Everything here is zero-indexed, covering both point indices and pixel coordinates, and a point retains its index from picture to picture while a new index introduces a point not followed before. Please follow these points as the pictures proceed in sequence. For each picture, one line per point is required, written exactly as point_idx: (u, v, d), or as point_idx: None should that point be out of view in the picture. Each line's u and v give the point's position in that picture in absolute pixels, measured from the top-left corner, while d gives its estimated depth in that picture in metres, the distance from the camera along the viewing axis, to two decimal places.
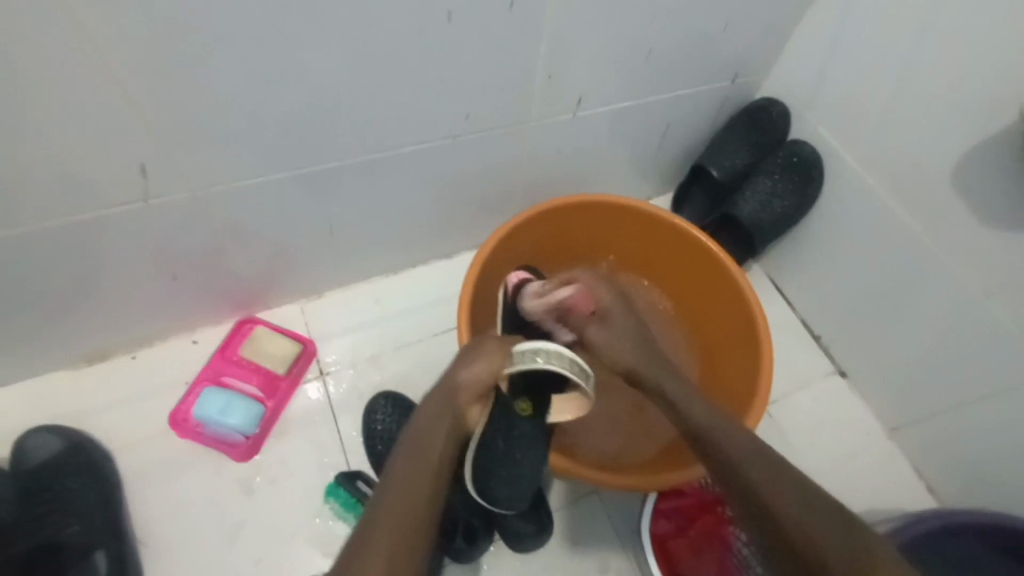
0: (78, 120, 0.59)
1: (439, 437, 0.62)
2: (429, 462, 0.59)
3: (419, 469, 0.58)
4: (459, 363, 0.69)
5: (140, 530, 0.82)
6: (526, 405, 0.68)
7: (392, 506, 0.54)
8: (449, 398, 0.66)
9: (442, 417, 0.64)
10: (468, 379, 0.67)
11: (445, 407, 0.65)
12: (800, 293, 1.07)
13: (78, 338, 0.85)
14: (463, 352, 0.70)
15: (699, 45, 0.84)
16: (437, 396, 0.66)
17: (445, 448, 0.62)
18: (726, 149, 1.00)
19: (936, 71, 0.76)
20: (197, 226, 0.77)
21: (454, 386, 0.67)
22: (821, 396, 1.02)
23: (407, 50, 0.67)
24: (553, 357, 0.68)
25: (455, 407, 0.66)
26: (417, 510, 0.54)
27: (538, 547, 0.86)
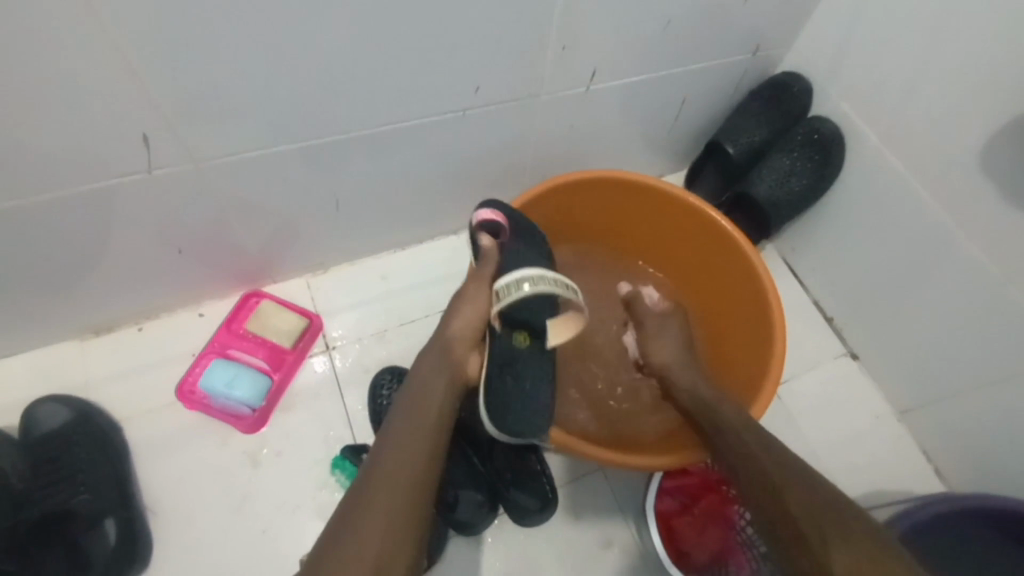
0: (77, 88, 0.57)
1: (437, 383, 0.65)
2: (427, 408, 0.62)
3: (419, 418, 0.60)
4: (448, 316, 0.73)
5: (148, 499, 0.83)
6: (525, 333, 0.74)
7: (397, 450, 0.56)
8: (444, 351, 0.70)
9: (437, 366, 0.67)
10: (457, 328, 0.72)
11: (440, 360, 0.69)
12: (813, 274, 1.05)
13: (85, 309, 0.85)
14: (450, 306, 0.75)
15: (720, 16, 0.81)
16: (433, 352, 0.70)
17: (443, 392, 0.65)
18: (743, 125, 0.96)
19: (969, 46, 0.72)
20: (202, 198, 0.75)
21: (447, 339, 0.71)
22: (831, 379, 1.01)
23: (415, 17, 0.64)
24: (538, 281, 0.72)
25: (450, 357, 0.69)
26: (421, 450, 0.57)
27: (541, 523, 0.87)
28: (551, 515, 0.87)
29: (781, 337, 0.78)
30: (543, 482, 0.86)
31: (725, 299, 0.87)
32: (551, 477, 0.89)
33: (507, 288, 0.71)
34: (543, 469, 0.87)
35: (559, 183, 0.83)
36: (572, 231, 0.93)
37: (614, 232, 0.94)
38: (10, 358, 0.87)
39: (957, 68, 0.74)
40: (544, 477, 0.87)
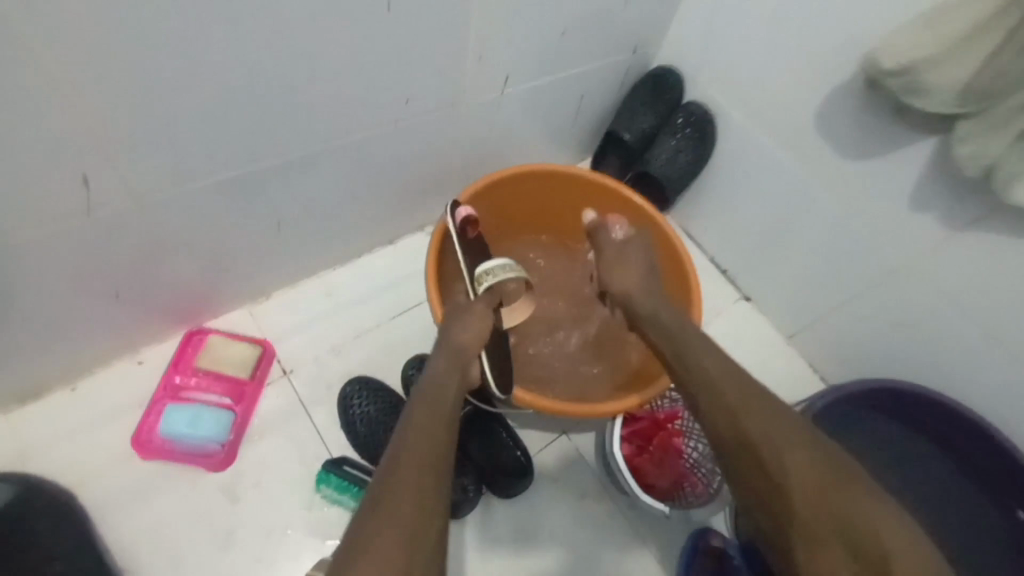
0: (8, 131, 0.55)
1: (450, 392, 0.68)
2: (444, 414, 0.64)
3: (437, 418, 0.63)
4: (453, 328, 0.77)
5: (122, 560, 0.79)
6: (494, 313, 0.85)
7: (409, 442, 0.58)
8: (455, 358, 0.73)
9: (450, 372, 0.71)
10: (465, 340, 0.75)
11: (453, 363, 0.72)
12: (706, 235, 1.23)
13: (10, 375, 0.78)
14: (454, 317, 0.78)
15: (604, 21, 0.94)
16: (442, 358, 0.73)
17: (455, 400, 0.68)
18: (633, 114, 1.12)
19: (794, 34, 0.91)
20: (139, 235, 0.73)
21: (455, 348, 0.74)
22: (733, 319, 1.19)
23: (347, 40, 0.69)
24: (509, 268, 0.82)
25: (461, 364, 0.73)
26: (434, 444, 0.59)
27: (523, 490, 0.94)
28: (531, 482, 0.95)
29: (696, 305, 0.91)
30: (517, 451, 0.93)
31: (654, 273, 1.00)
32: (524, 446, 0.96)
33: (489, 272, 0.81)
34: (514, 441, 0.94)
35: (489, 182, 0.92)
36: (508, 223, 1.02)
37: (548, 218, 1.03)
38: None
39: (787, 51, 0.93)
40: (517, 448, 0.94)
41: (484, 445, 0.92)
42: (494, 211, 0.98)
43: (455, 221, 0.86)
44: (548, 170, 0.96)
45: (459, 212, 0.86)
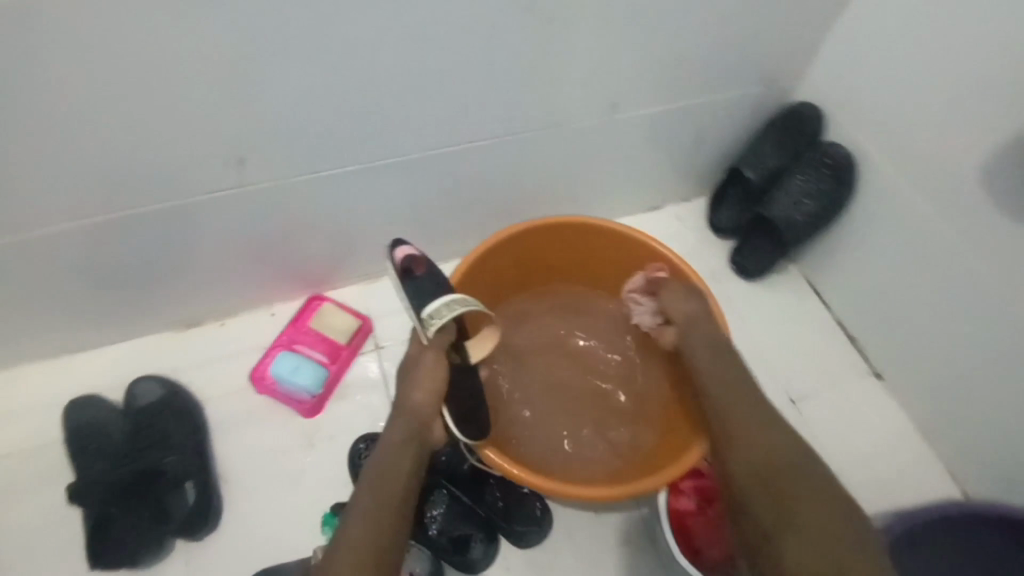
0: (187, 119, 0.73)
1: (405, 459, 0.75)
2: (393, 486, 0.71)
3: (386, 492, 0.70)
4: (408, 389, 0.81)
5: (220, 471, 0.96)
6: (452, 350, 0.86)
7: (358, 532, 0.65)
8: (413, 420, 0.79)
9: (406, 439, 0.77)
10: (418, 401, 0.80)
11: (411, 430, 0.78)
12: (834, 295, 1.09)
13: (181, 305, 1.01)
14: (407, 378, 0.82)
15: (729, 53, 0.90)
16: (397, 422, 0.79)
17: (410, 467, 0.75)
18: (760, 152, 1.04)
19: (967, 75, 0.78)
20: (277, 211, 0.90)
21: (412, 410, 0.80)
22: (852, 396, 1.04)
23: (456, 63, 0.77)
24: (455, 303, 0.78)
25: (417, 427, 0.79)
26: (379, 527, 0.66)
27: (538, 541, 0.94)
28: (548, 532, 0.95)
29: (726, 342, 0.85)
30: (530, 498, 0.94)
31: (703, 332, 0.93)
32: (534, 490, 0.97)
33: (433, 315, 0.78)
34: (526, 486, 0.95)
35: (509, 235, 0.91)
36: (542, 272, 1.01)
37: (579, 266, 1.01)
38: (115, 345, 1.03)
39: (957, 94, 0.80)
40: (529, 495, 0.94)
41: (495, 492, 0.93)
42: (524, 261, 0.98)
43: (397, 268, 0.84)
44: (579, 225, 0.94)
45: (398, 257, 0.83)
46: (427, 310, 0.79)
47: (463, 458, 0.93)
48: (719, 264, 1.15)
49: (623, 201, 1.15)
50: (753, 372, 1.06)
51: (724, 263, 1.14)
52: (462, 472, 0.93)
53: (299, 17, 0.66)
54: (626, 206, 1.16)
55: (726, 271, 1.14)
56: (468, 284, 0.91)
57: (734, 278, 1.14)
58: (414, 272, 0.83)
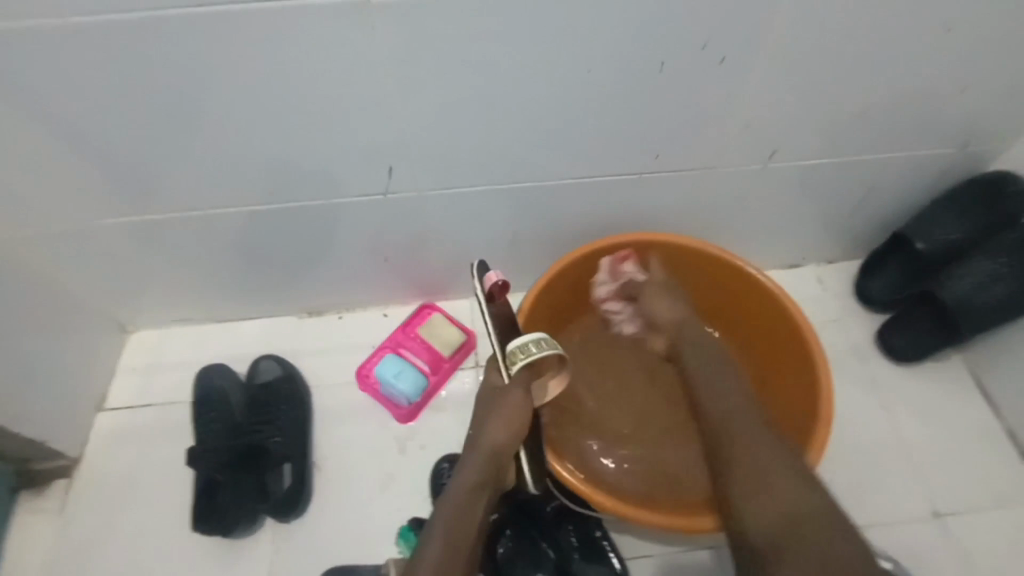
0: (351, 126, 0.76)
1: (479, 505, 0.69)
2: (464, 535, 0.65)
3: (455, 540, 0.64)
4: (489, 426, 0.75)
5: (316, 457, 1.00)
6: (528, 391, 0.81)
7: None
8: (490, 462, 0.73)
9: (482, 483, 0.71)
10: (496, 443, 0.74)
11: (484, 473, 0.71)
12: (1010, 399, 0.93)
13: (308, 294, 1.07)
14: (488, 412, 0.76)
15: (922, 109, 0.79)
16: (473, 460, 0.73)
17: (482, 515, 0.69)
18: (939, 221, 0.91)
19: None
20: (412, 221, 0.93)
21: (491, 452, 0.73)
22: (1019, 524, 0.88)
23: (616, 95, 0.75)
24: (543, 343, 0.78)
25: (492, 470, 0.72)
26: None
27: None
28: None
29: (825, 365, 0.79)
30: (611, 557, 0.87)
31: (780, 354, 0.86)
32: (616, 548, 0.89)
33: (520, 350, 0.77)
34: (607, 541, 0.88)
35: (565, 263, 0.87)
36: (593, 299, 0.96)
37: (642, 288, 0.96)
38: (246, 321, 1.12)
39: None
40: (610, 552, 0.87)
41: (573, 542, 0.87)
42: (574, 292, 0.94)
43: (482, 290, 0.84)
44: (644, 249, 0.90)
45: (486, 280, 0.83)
46: (514, 344, 0.78)
47: (546, 499, 0.90)
48: (864, 340, 1.02)
49: (760, 253, 1.06)
50: (895, 472, 0.92)
51: (871, 339, 1.01)
52: (544, 514, 0.89)
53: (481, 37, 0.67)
54: (762, 259, 1.07)
55: (873, 349, 1.01)
56: (530, 318, 0.88)
57: (881, 359, 1.00)
58: (495, 300, 0.85)
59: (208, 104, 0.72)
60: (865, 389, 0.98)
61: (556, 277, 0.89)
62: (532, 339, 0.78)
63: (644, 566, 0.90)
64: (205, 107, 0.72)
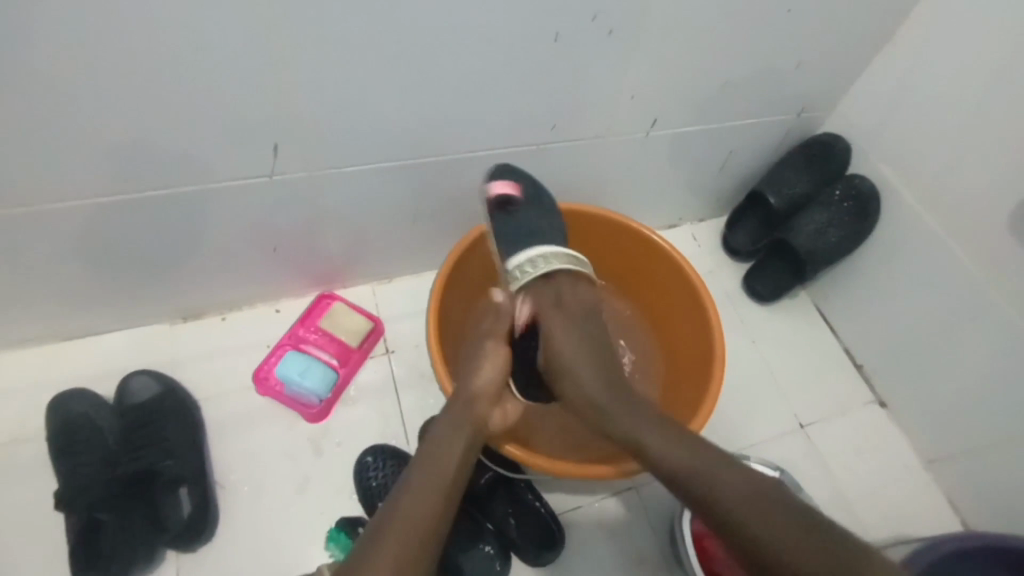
0: (225, 102, 0.67)
1: (456, 447, 0.65)
2: (440, 473, 0.62)
3: (433, 479, 0.61)
4: (471, 370, 0.74)
5: (217, 474, 0.90)
6: (532, 307, 0.83)
7: (409, 509, 0.58)
8: (468, 406, 0.70)
9: (460, 426, 0.68)
10: (481, 385, 0.73)
11: (460, 417, 0.69)
12: (846, 323, 1.13)
13: (183, 296, 0.95)
14: (470, 361, 0.76)
15: (771, 79, 0.91)
16: (455, 407, 0.70)
17: (461, 459, 0.65)
18: (786, 178, 1.06)
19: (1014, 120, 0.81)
20: (303, 204, 0.85)
21: (473, 397, 0.72)
22: (859, 422, 1.08)
23: (514, 66, 0.75)
24: (552, 258, 0.80)
25: (473, 410, 0.70)
26: (431, 515, 0.58)
27: (551, 560, 0.91)
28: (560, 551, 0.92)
29: (720, 366, 0.84)
30: (545, 515, 0.91)
31: (688, 354, 0.92)
32: (548, 505, 0.93)
33: (520, 269, 0.80)
34: (539, 502, 0.91)
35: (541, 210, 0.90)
36: None
37: None
38: (105, 334, 0.96)
39: (1002, 138, 0.83)
40: (542, 509, 0.91)
41: (508, 509, 0.90)
42: None
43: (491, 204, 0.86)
44: (601, 220, 0.94)
45: (493, 192, 0.85)
46: (515, 262, 0.81)
47: (479, 473, 0.91)
48: (734, 286, 1.16)
49: (644, 216, 1.15)
50: (768, 397, 1.07)
51: (739, 286, 1.16)
52: (478, 488, 0.91)
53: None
54: (647, 221, 1.16)
55: (741, 294, 1.16)
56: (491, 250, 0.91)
57: (749, 302, 1.15)
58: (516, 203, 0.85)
59: (33, 79, 0.59)
60: (739, 329, 1.12)
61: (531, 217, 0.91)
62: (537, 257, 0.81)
63: (573, 518, 0.96)
64: (31, 81, 0.59)
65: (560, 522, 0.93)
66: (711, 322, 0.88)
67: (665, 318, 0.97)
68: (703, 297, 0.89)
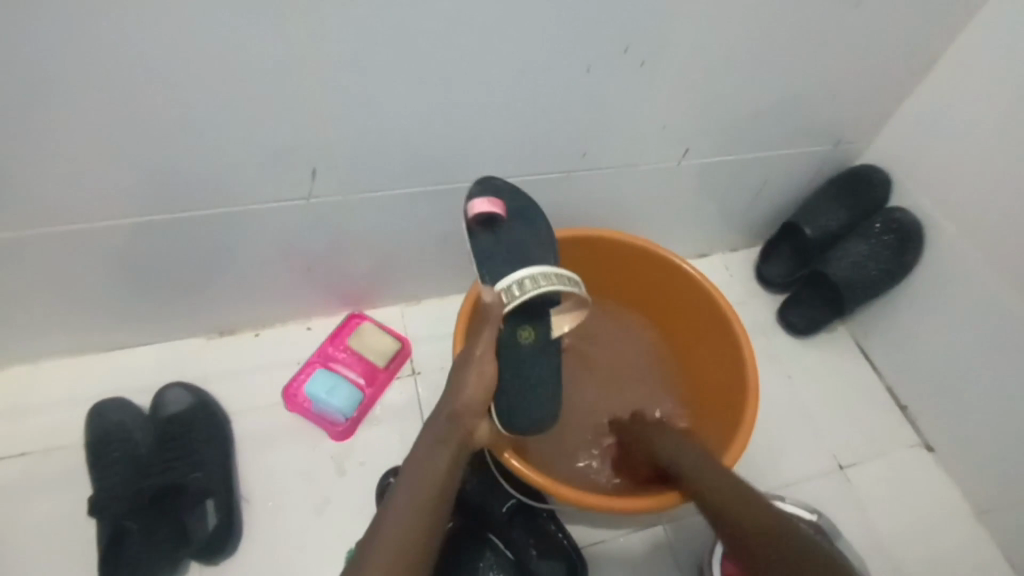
0: (268, 127, 0.71)
1: (442, 463, 0.68)
2: (428, 492, 0.64)
3: (419, 497, 0.63)
4: (454, 387, 0.72)
5: (243, 488, 0.92)
6: (527, 329, 0.73)
7: (392, 529, 0.59)
8: (453, 423, 0.71)
9: (443, 442, 0.70)
10: (467, 400, 0.72)
11: (446, 434, 0.70)
12: (887, 360, 1.08)
13: (221, 312, 0.98)
14: (454, 373, 0.74)
15: (805, 109, 0.90)
16: (441, 422, 0.71)
17: (445, 475, 0.67)
18: (823, 209, 1.03)
19: None
20: (338, 226, 0.88)
21: (455, 413, 0.72)
22: (902, 465, 1.02)
23: (545, 95, 0.77)
24: (552, 278, 0.70)
25: (460, 427, 0.72)
26: (416, 533, 0.60)
27: None
28: None
29: (752, 402, 0.81)
30: (566, 547, 0.88)
31: (720, 388, 0.89)
32: (571, 537, 0.91)
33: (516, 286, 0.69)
34: (560, 534, 0.89)
35: (572, 236, 0.90)
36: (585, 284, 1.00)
37: (593, 286, 1.00)
38: (147, 346, 1.00)
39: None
40: (564, 541, 0.89)
41: (528, 538, 0.88)
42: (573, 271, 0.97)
43: (471, 224, 0.75)
44: (632, 248, 0.93)
45: (474, 210, 0.75)
46: (511, 279, 0.70)
47: (500, 500, 0.90)
48: (768, 318, 1.13)
49: (675, 245, 1.14)
50: (802, 435, 1.02)
51: (773, 318, 1.12)
52: (499, 515, 0.89)
53: (410, 33, 0.65)
54: (678, 249, 1.15)
55: (775, 326, 1.12)
56: None
57: (783, 334, 1.11)
58: (500, 222, 0.75)
59: (96, 105, 0.64)
60: (772, 362, 1.08)
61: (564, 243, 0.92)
62: (530, 274, 0.70)
63: (595, 552, 0.93)
64: (93, 109, 0.64)
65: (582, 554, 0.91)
66: (744, 355, 0.85)
67: (694, 349, 0.95)
68: (734, 326, 0.87)
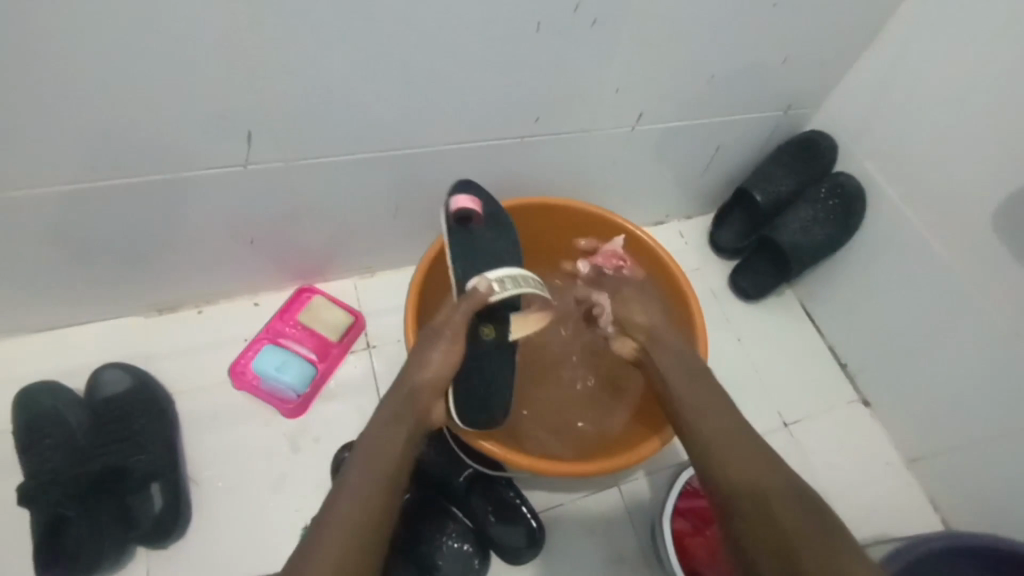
0: (196, 89, 0.65)
1: (398, 440, 0.66)
2: (383, 469, 0.62)
3: (374, 473, 0.61)
4: (416, 363, 0.72)
5: (191, 470, 0.89)
6: (489, 326, 0.78)
7: (345, 507, 0.57)
8: (411, 400, 0.70)
9: (401, 419, 0.68)
10: (427, 377, 0.71)
11: (404, 411, 0.69)
12: (830, 321, 1.13)
13: (159, 288, 0.93)
14: (416, 353, 0.73)
15: (758, 74, 0.90)
16: (398, 399, 0.70)
17: (402, 452, 0.66)
18: (773, 176, 1.05)
19: (998, 118, 0.81)
20: (280, 195, 0.84)
21: (413, 390, 0.71)
22: (842, 420, 1.08)
23: (496, 55, 0.73)
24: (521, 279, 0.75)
25: (418, 404, 0.70)
26: (371, 510, 0.58)
27: (530, 558, 0.90)
28: (540, 550, 0.91)
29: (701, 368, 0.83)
30: (524, 512, 0.90)
31: None
32: (529, 503, 0.93)
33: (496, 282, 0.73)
34: (519, 500, 0.91)
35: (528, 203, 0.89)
36: (541, 254, 0.99)
37: (550, 255, 0.99)
38: (79, 326, 0.94)
39: (986, 136, 0.83)
40: (523, 508, 0.90)
41: (487, 506, 0.89)
42: (530, 239, 0.96)
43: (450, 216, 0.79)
44: (588, 215, 0.92)
45: (457, 205, 0.79)
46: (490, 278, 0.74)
47: (458, 470, 0.90)
48: (721, 283, 1.15)
49: (631, 212, 1.14)
50: (751, 395, 1.06)
51: (725, 283, 1.15)
52: (457, 485, 0.89)
53: None
54: (634, 217, 1.15)
55: (728, 291, 1.15)
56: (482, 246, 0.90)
57: (734, 299, 1.14)
58: (474, 222, 0.80)
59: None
60: (724, 327, 1.11)
61: (520, 210, 0.90)
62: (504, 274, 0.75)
63: (554, 515, 0.95)
64: None
65: (540, 518, 0.93)
66: (695, 324, 0.87)
67: None
68: (686, 296, 0.89)
